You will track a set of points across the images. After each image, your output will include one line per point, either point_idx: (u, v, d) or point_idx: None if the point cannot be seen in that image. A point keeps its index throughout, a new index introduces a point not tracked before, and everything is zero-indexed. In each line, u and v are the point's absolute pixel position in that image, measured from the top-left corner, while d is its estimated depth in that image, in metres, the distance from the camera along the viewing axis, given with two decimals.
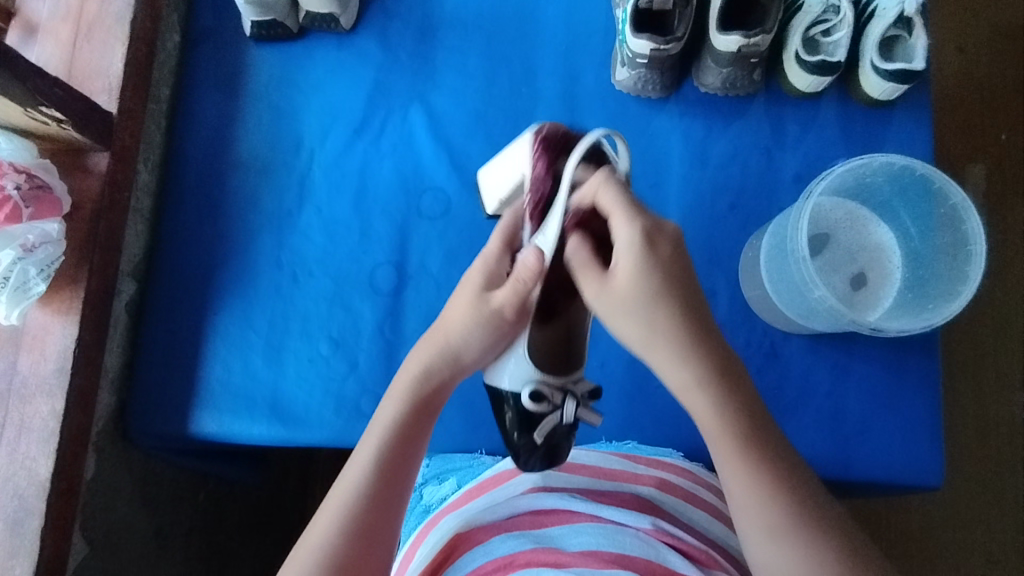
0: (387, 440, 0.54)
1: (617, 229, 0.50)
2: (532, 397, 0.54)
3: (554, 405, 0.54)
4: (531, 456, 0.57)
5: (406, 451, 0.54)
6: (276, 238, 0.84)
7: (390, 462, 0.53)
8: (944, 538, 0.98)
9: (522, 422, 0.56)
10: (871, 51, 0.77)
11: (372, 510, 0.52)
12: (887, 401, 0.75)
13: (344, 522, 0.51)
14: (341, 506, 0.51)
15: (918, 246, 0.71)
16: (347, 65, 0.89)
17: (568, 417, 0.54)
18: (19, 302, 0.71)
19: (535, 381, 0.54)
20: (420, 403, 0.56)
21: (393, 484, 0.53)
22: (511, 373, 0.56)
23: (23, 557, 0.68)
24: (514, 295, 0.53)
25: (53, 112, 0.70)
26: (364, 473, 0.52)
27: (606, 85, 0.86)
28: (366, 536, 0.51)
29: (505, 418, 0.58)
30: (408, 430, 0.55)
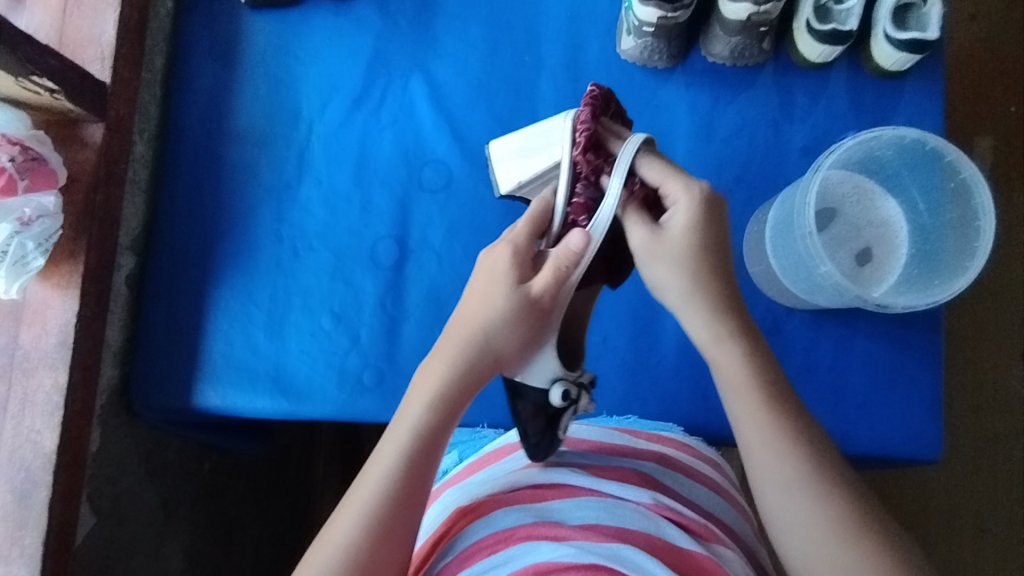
0: (410, 441, 0.53)
1: (678, 191, 0.53)
2: (561, 397, 0.53)
3: (573, 402, 0.54)
4: (542, 448, 0.58)
5: (430, 454, 0.53)
6: (276, 211, 0.83)
7: (411, 473, 0.53)
8: (937, 508, 0.99)
9: (543, 416, 0.55)
10: (885, 20, 0.75)
11: (394, 514, 0.52)
12: (888, 376, 0.75)
13: (366, 525, 0.51)
14: (364, 508, 0.52)
15: (926, 221, 0.70)
16: (345, 33, 0.87)
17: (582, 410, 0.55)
18: (19, 276, 0.70)
19: (562, 379, 0.54)
20: (446, 408, 0.54)
21: (417, 487, 0.53)
22: (535, 366, 0.54)
23: (31, 527, 0.69)
24: (556, 279, 0.52)
25: (46, 81, 0.69)
26: (385, 479, 0.52)
27: (611, 54, 0.84)
28: (387, 539, 0.52)
29: (517, 410, 0.56)
30: (434, 431, 0.54)
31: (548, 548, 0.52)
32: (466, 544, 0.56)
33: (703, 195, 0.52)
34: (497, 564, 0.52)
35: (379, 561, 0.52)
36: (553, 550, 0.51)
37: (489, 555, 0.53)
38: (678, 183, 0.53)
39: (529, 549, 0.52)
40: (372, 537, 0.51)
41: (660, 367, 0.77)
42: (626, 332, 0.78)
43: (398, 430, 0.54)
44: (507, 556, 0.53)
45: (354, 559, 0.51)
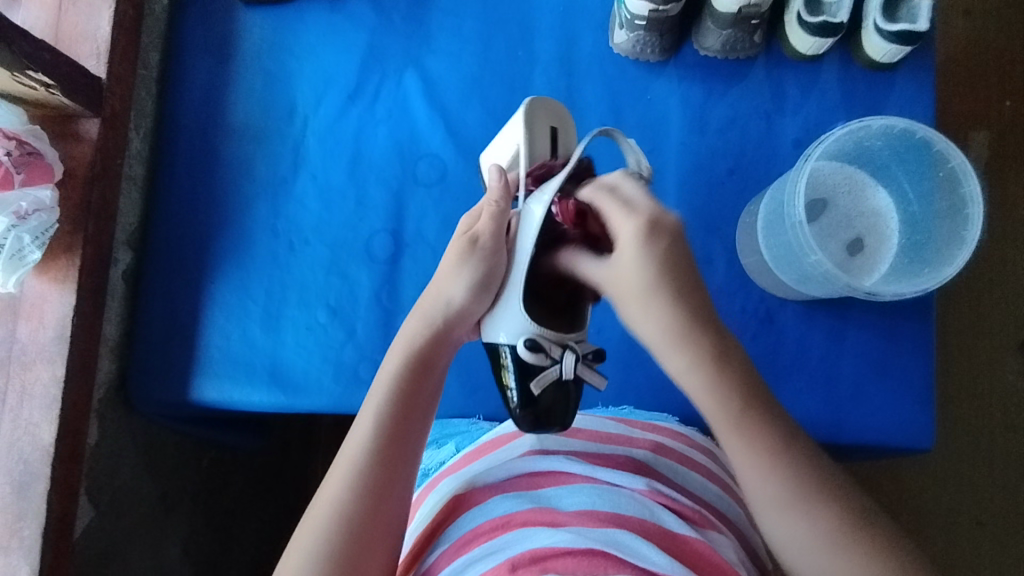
0: (388, 396, 0.55)
1: (618, 224, 0.52)
2: (530, 349, 0.53)
3: (553, 359, 0.53)
4: (530, 420, 0.55)
5: (410, 407, 0.55)
6: (272, 205, 0.84)
7: (394, 421, 0.54)
8: (931, 500, 1.00)
9: (520, 374, 0.55)
10: (875, 13, 0.76)
11: (381, 464, 0.53)
12: (880, 365, 0.76)
13: (356, 478, 0.52)
14: (349, 466, 0.53)
15: (916, 211, 0.71)
16: (340, 29, 0.87)
17: (568, 372, 0.53)
18: (16, 270, 0.71)
19: (533, 334, 0.54)
20: (421, 363, 0.57)
21: (400, 440, 0.54)
22: (507, 322, 0.55)
23: (31, 519, 0.70)
24: (494, 221, 0.56)
25: (40, 76, 0.69)
26: (369, 432, 0.54)
27: (604, 48, 0.85)
28: (379, 489, 0.52)
29: (504, 378, 0.57)
30: (412, 384, 0.56)
31: (544, 534, 0.52)
32: (463, 532, 0.56)
33: (642, 230, 0.51)
34: (495, 550, 0.53)
35: (370, 515, 0.52)
36: (549, 536, 0.52)
37: (486, 541, 0.54)
38: (619, 216, 0.52)
39: (526, 536, 0.53)
40: (364, 489, 0.52)
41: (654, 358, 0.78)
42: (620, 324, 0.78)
43: (378, 385, 0.56)
44: (504, 542, 0.53)
45: (346, 513, 0.51)
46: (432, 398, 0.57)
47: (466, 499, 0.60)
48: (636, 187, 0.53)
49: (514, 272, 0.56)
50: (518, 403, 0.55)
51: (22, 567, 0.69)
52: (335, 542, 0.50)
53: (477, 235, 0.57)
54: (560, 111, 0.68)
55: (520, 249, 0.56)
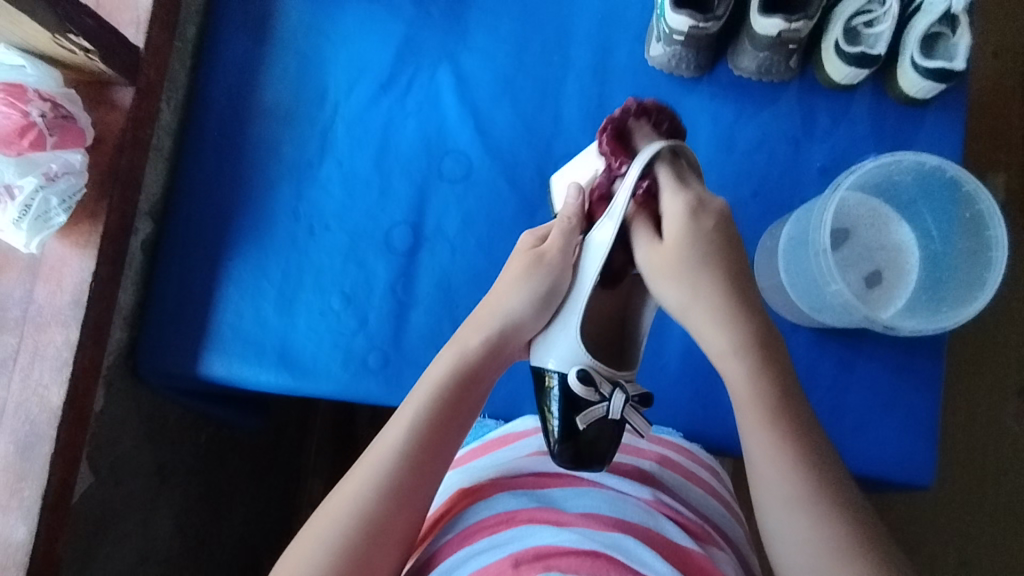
0: (430, 403, 0.55)
1: (668, 202, 0.57)
2: (582, 381, 0.54)
3: (602, 396, 0.54)
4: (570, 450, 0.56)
5: (449, 419, 0.55)
6: (296, 188, 0.84)
7: (430, 431, 0.54)
8: (922, 536, 1.00)
9: (566, 405, 0.56)
10: (913, 47, 0.76)
11: (410, 472, 0.53)
12: (888, 399, 0.76)
13: (381, 480, 0.52)
14: (379, 465, 0.53)
15: (938, 249, 0.71)
16: (379, 18, 0.87)
17: (614, 413, 0.54)
18: (40, 232, 0.71)
19: (585, 364, 0.55)
20: (467, 378, 0.56)
21: (436, 450, 0.54)
22: (559, 349, 0.56)
23: (32, 479, 0.70)
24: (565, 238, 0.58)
25: (81, 41, 0.70)
26: (404, 436, 0.54)
27: (639, 60, 0.85)
28: (403, 494, 0.52)
29: (545, 401, 0.58)
30: (457, 395, 0.56)
31: (548, 532, 0.53)
32: (468, 523, 0.56)
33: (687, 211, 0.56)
34: (497, 543, 0.53)
35: (389, 519, 0.51)
36: (554, 534, 0.52)
37: (490, 534, 0.54)
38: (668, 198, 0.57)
39: (530, 532, 0.53)
40: (386, 491, 0.52)
41: (664, 372, 0.78)
42: None
43: (423, 387, 0.56)
44: (508, 537, 0.53)
45: (366, 514, 0.51)
46: (474, 411, 0.57)
47: (473, 493, 0.60)
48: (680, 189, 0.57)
49: (575, 293, 0.56)
50: (558, 436, 0.57)
51: (19, 528, 0.69)
52: (351, 537, 0.50)
53: (544, 251, 0.58)
54: None
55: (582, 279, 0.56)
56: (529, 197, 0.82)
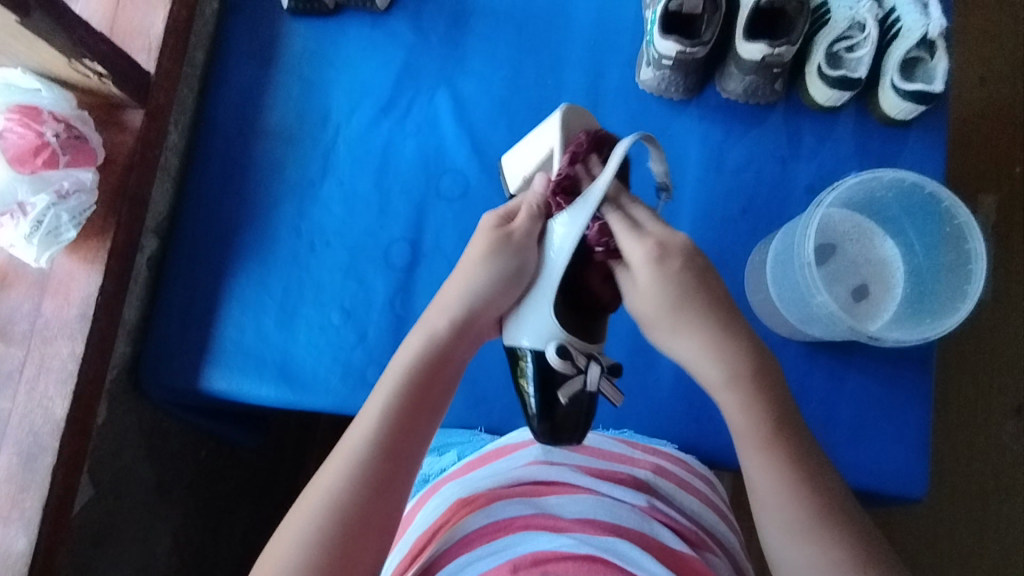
0: (400, 390, 0.55)
1: (629, 246, 0.54)
2: (558, 353, 0.53)
3: (578, 368, 0.54)
4: (553, 429, 0.56)
5: (418, 404, 0.55)
6: (297, 207, 0.86)
7: (401, 419, 0.54)
8: (921, 554, 1.00)
9: (541, 378, 0.55)
10: (892, 71, 0.79)
11: (381, 459, 0.53)
12: (880, 412, 0.77)
13: (354, 468, 0.52)
14: (351, 454, 0.53)
15: (922, 263, 0.73)
16: (379, 44, 0.91)
17: (591, 384, 0.54)
18: (50, 247, 0.73)
19: (561, 338, 0.54)
20: (433, 360, 0.56)
21: (407, 436, 0.54)
22: (535, 325, 0.55)
23: (34, 491, 0.71)
24: None
25: (95, 65, 0.73)
26: (375, 425, 0.54)
27: (630, 83, 0.88)
28: (376, 482, 0.52)
29: (521, 373, 0.57)
30: (425, 378, 0.56)
31: (546, 538, 0.53)
32: (467, 531, 0.57)
33: (652, 253, 0.53)
34: (495, 550, 0.54)
35: (364, 510, 0.52)
36: (551, 539, 0.53)
37: (488, 542, 0.55)
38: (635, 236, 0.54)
39: (527, 538, 0.54)
40: (359, 481, 0.52)
41: (657, 385, 0.79)
42: (626, 349, 0.80)
43: (391, 373, 0.56)
44: (506, 543, 0.54)
45: (340, 504, 0.51)
46: (443, 397, 0.57)
47: (471, 503, 0.61)
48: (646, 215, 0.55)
49: (546, 276, 0.55)
50: (538, 412, 0.56)
51: (20, 538, 0.70)
52: (328, 527, 0.50)
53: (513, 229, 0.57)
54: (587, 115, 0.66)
55: (549, 261, 0.55)
56: None
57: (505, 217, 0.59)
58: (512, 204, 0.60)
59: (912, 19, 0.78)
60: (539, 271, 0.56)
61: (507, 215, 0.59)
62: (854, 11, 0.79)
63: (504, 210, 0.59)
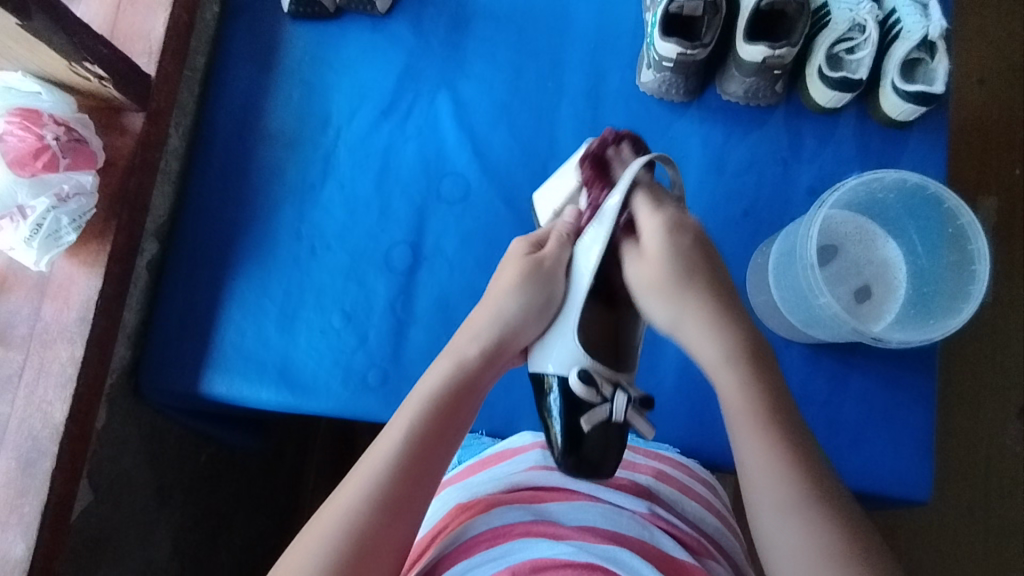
0: (421, 414, 0.55)
1: (644, 220, 0.59)
2: (584, 381, 0.56)
3: (604, 397, 0.56)
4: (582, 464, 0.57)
5: (440, 428, 0.55)
6: (298, 210, 0.86)
7: (420, 441, 0.54)
8: (926, 558, 0.99)
9: (567, 410, 0.57)
10: (893, 72, 0.79)
11: (399, 483, 0.52)
12: (883, 414, 0.77)
13: (372, 491, 0.52)
14: (370, 476, 0.52)
15: (924, 265, 0.73)
16: (380, 48, 0.91)
17: (618, 413, 0.56)
18: (49, 250, 0.73)
19: (586, 366, 0.57)
20: (460, 389, 0.57)
21: (427, 460, 0.54)
22: (560, 353, 0.58)
23: (33, 496, 0.70)
24: None
25: (96, 69, 0.73)
26: (395, 447, 0.54)
27: (631, 86, 0.88)
28: (394, 506, 0.52)
29: (546, 407, 0.59)
30: (450, 404, 0.56)
31: (545, 545, 0.53)
32: (466, 537, 0.56)
33: (665, 225, 0.59)
34: (494, 558, 0.53)
35: (379, 533, 0.51)
36: (550, 547, 0.52)
37: (487, 549, 0.54)
38: (650, 209, 0.59)
39: (526, 546, 0.53)
40: (376, 503, 0.51)
41: (659, 388, 0.79)
42: None
43: (416, 397, 0.57)
44: (505, 551, 0.54)
45: (356, 527, 0.50)
46: (464, 422, 0.57)
47: (470, 508, 0.61)
48: (661, 189, 0.62)
49: (571, 302, 0.58)
50: (563, 446, 0.57)
51: (18, 544, 0.69)
52: (343, 549, 0.49)
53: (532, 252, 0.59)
54: None
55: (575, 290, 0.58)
56: (525, 218, 0.85)
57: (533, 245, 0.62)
58: (539, 233, 0.64)
59: (912, 21, 0.79)
60: (565, 297, 0.59)
61: (535, 242, 0.63)
62: (854, 12, 0.79)
63: (532, 239, 0.63)
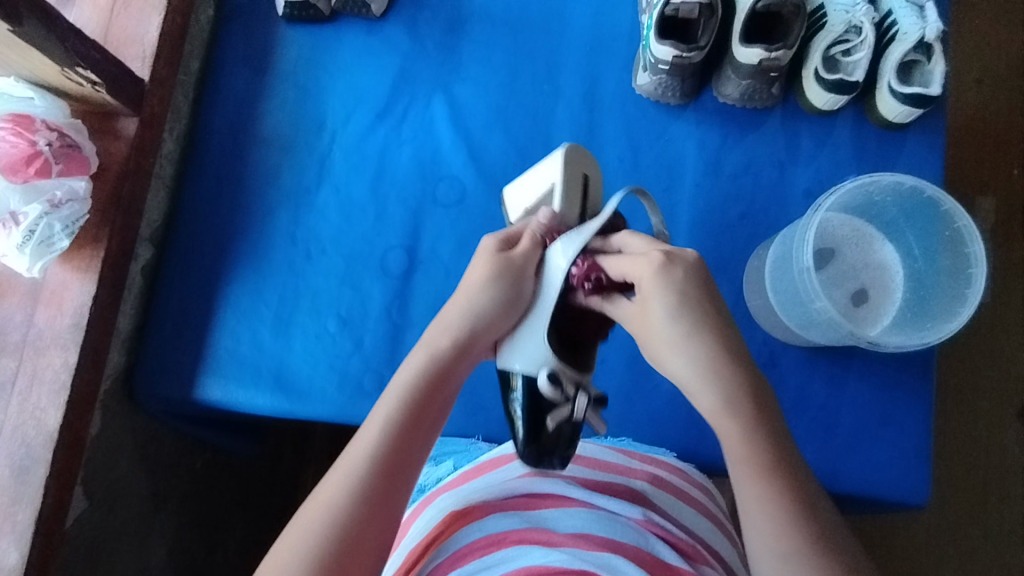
0: (400, 405, 0.54)
1: (636, 267, 0.52)
2: (548, 380, 0.54)
3: (565, 396, 0.54)
4: (547, 457, 0.56)
5: (420, 419, 0.54)
6: (293, 214, 0.86)
7: (401, 435, 0.53)
8: (924, 559, 0.99)
9: (530, 405, 0.56)
10: (889, 74, 0.79)
11: (380, 478, 0.52)
12: (880, 418, 0.76)
13: (353, 487, 0.51)
14: (351, 471, 0.51)
15: (921, 268, 0.72)
16: (375, 51, 0.91)
17: (578, 413, 0.54)
18: (42, 256, 0.73)
19: (552, 365, 0.54)
20: (435, 378, 0.55)
21: (408, 452, 0.53)
22: (527, 351, 0.56)
23: (26, 504, 0.70)
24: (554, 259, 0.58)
25: (88, 74, 0.72)
26: (376, 439, 0.53)
27: (627, 89, 0.88)
28: (374, 500, 0.51)
29: (512, 400, 0.57)
30: (427, 394, 0.55)
31: (539, 552, 0.53)
32: (459, 545, 0.56)
33: (657, 268, 0.51)
34: (489, 565, 0.53)
35: (361, 530, 0.50)
36: (544, 555, 0.52)
37: (481, 556, 0.54)
38: (631, 263, 0.53)
39: (520, 553, 0.53)
40: (358, 500, 0.51)
41: (656, 392, 0.78)
42: (624, 355, 0.79)
43: (394, 386, 0.55)
44: (498, 558, 0.53)
45: (339, 526, 0.50)
46: (444, 412, 0.56)
47: (464, 515, 0.60)
48: (646, 245, 0.55)
49: (540, 307, 0.56)
50: (524, 436, 0.56)
51: (12, 552, 0.69)
52: (326, 546, 0.49)
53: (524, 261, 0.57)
54: (587, 156, 0.70)
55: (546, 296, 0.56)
56: None
57: (506, 241, 0.58)
58: (510, 230, 0.60)
59: (909, 23, 0.78)
60: (537, 295, 0.56)
61: (507, 240, 0.58)
62: (850, 14, 0.79)
63: (504, 236, 0.58)
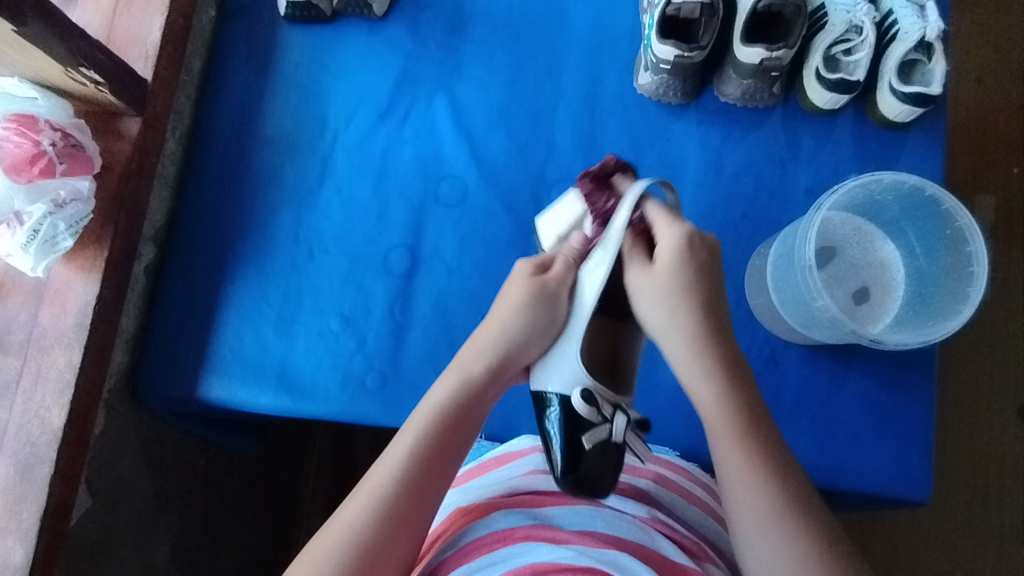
0: (429, 426, 0.55)
1: (664, 230, 0.58)
2: (584, 400, 0.54)
3: (604, 418, 0.54)
4: (587, 484, 0.55)
5: (449, 442, 0.55)
6: (295, 214, 0.86)
7: (428, 456, 0.54)
8: (926, 556, 0.99)
9: (567, 428, 0.55)
10: (890, 74, 0.79)
11: (406, 497, 0.52)
12: (882, 415, 0.77)
13: (379, 505, 0.52)
14: (378, 489, 0.52)
15: (923, 266, 0.73)
16: (377, 51, 0.91)
17: (618, 433, 0.54)
18: (47, 256, 0.73)
19: (587, 385, 0.55)
20: (462, 406, 0.56)
21: (435, 473, 0.54)
22: (561, 372, 0.56)
23: (31, 502, 0.70)
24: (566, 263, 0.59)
25: (92, 74, 0.73)
26: (404, 458, 0.53)
27: (628, 88, 0.88)
28: (400, 520, 0.52)
29: (547, 425, 0.57)
30: (456, 421, 0.56)
31: (546, 549, 0.53)
32: (466, 542, 0.56)
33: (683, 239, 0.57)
34: (495, 562, 0.53)
35: (385, 548, 0.51)
36: (551, 551, 0.52)
37: (487, 553, 0.54)
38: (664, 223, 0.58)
39: (527, 550, 0.53)
40: (382, 519, 0.51)
41: (657, 391, 0.79)
42: None
43: (424, 407, 0.56)
44: (505, 554, 0.53)
45: (363, 544, 0.50)
46: (472, 436, 0.57)
47: (470, 512, 0.61)
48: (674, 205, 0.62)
49: (574, 324, 0.57)
50: (563, 464, 0.56)
51: (17, 550, 0.69)
52: (349, 564, 0.50)
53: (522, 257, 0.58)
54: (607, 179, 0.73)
55: (579, 310, 0.57)
56: (522, 221, 0.84)
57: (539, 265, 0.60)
58: (543, 255, 0.62)
59: (910, 23, 0.79)
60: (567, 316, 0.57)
61: (540, 265, 0.60)
62: (851, 14, 0.79)
63: (537, 260, 0.61)
